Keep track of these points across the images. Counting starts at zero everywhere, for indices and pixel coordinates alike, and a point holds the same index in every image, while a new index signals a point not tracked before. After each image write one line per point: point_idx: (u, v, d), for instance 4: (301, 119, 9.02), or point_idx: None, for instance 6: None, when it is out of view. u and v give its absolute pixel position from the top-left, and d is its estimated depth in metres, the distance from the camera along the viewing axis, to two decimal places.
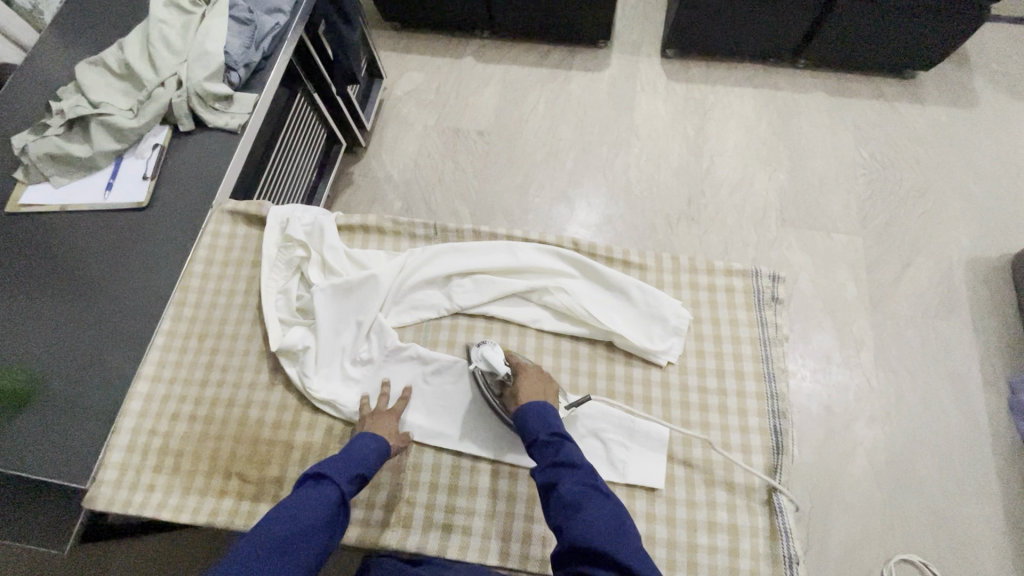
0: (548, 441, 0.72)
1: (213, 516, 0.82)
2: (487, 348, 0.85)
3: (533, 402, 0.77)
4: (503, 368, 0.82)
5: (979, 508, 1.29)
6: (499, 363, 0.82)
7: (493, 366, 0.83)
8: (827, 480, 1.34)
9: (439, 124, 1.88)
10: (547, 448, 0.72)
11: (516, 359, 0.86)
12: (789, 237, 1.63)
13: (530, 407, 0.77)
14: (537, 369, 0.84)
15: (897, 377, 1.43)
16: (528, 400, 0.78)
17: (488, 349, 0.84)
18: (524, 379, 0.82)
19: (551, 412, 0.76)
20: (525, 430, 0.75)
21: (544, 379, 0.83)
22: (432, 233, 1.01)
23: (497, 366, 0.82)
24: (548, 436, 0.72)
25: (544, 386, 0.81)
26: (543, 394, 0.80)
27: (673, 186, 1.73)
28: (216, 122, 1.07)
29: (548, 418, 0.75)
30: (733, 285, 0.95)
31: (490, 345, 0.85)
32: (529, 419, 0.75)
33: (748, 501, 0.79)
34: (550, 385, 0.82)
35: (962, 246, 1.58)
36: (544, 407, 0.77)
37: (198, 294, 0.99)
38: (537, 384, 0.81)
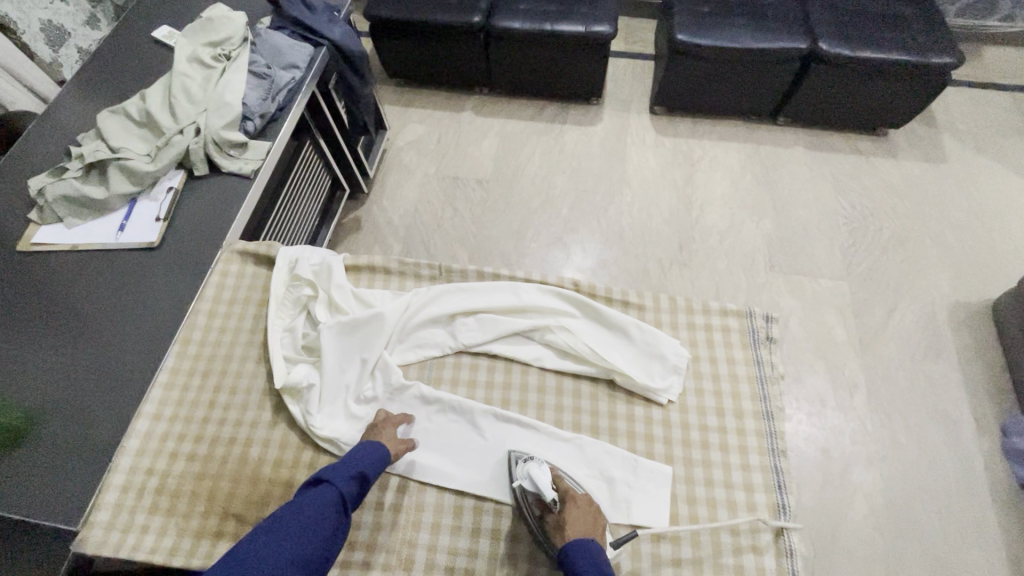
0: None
1: (208, 559, 0.80)
2: (536, 469, 0.79)
3: (583, 542, 0.71)
4: (550, 493, 0.76)
5: (982, 554, 1.28)
6: (548, 488, 0.76)
7: (539, 489, 0.77)
8: (828, 526, 1.32)
9: (439, 172, 1.96)
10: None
11: (562, 481, 0.80)
12: (777, 282, 1.69)
13: (577, 545, 0.71)
14: (586, 499, 0.78)
15: (890, 419, 1.45)
16: (578, 538, 0.72)
17: (538, 471, 0.78)
18: (572, 509, 0.77)
19: (599, 554, 0.71)
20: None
21: (590, 509, 0.78)
22: (437, 273, 1.05)
23: (546, 492, 0.76)
24: None
25: (592, 521, 0.76)
26: (590, 531, 0.74)
27: (664, 233, 1.80)
28: (230, 167, 1.11)
29: (600, 563, 0.69)
30: (728, 324, 0.98)
31: (536, 464, 0.80)
32: (577, 558, 0.69)
33: (753, 541, 0.79)
34: (596, 517, 0.77)
35: (943, 292, 1.65)
36: (594, 547, 0.71)
37: (203, 331, 1.00)
38: (584, 519, 0.76)
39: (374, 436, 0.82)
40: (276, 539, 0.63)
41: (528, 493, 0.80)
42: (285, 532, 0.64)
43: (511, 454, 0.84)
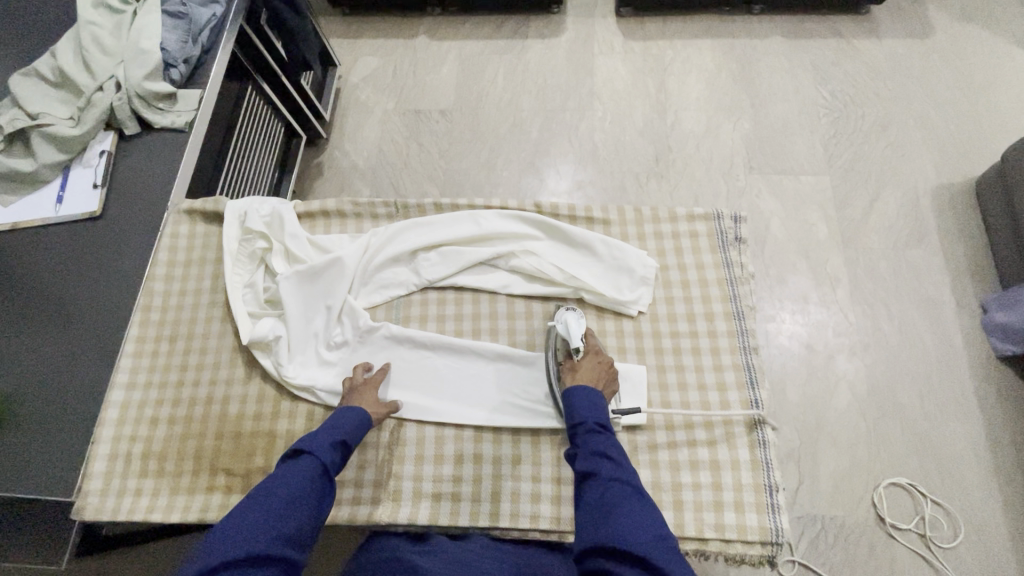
0: (596, 427, 0.72)
1: (204, 512, 0.83)
2: (572, 320, 0.85)
3: (588, 387, 0.77)
4: (576, 340, 0.82)
5: (961, 426, 1.33)
6: (577, 337, 0.83)
7: (569, 334, 0.83)
8: (814, 416, 1.36)
9: (399, 107, 1.85)
10: (594, 434, 0.71)
11: (593, 340, 0.85)
12: (758, 184, 1.64)
13: (581, 390, 0.76)
14: (609, 360, 0.82)
15: (872, 308, 1.46)
16: (582, 383, 0.78)
17: (572, 321, 0.84)
18: (589, 362, 0.82)
19: (601, 401, 0.75)
20: (573, 412, 0.74)
21: (607, 369, 0.81)
22: (394, 211, 1.01)
23: (574, 338, 0.82)
24: (595, 424, 0.72)
25: (603, 376, 0.80)
26: (597, 383, 0.79)
27: (639, 145, 1.72)
28: (162, 122, 1.04)
29: (597, 404, 0.74)
30: (697, 229, 0.96)
31: (574, 315, 0.86)
32: (577, 401, 0.75)
33: (728, 436, 0.82)
34: (609, 377, 0.81)
35: (927, 174, 1.60)
36: (595, 394, 0.76)
37: (164, 297, 0.98)
38: (596, 371, 0.80)
39: (354, 401, 0.80)
40: (256, 518, 0.60)
41: (559, 340, 0.86)
42: (265, 511, 0.61)
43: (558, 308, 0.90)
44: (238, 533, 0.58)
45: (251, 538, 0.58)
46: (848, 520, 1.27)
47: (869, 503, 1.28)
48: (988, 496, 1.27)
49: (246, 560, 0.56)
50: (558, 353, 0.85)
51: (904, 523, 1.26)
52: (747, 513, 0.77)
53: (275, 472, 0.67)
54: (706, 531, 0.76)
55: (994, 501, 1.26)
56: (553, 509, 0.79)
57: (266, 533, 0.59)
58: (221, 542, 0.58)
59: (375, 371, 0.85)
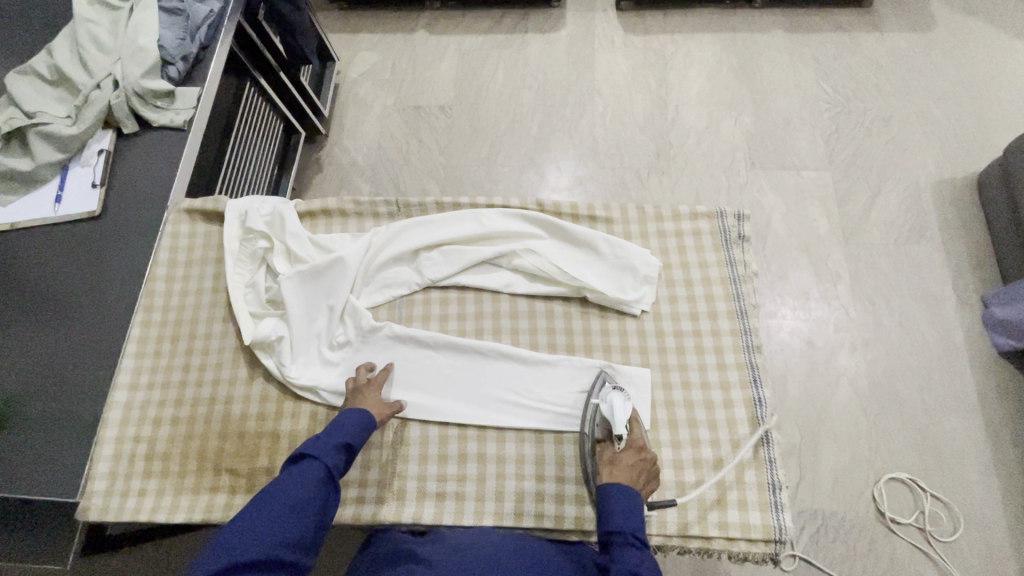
0: (631, 541, 0.65)
1: (208, 512, 0.83)
2: (619, 403, 0.78)
3: (626, 486, 0.70)
4: (620, 428, 0.76)
5: (961, 421, 1.34)
6: (621, 424, 0.76)
7: (612, 419, 0.77)
8: (814, 411, 1.37)
9: (398, 103, 1.84)
10: (629, 549, 0.64)
11: (637, 429, 0.78)
12: (759, 179, 1.63)
13: (619, 490, 0.69)
14: (652, 459, 0.75)
15: (873, 304, 1.46)
16: (620, 480, 0.71)
17: (619, 406, 0.77)
18: (631, 456, 0.75)
19: (638, 507, 0.69)
20: (608, 515, 0.68)
21: (648, 468, 0.75)
22: (396, 210, 1.01)
23: (617, 426, 0.76)
24: (632, 537, 0.65)
25: (643, 475, 0.73)
26: (636, 483, 0.72)
27: (640, 141, 1.72)
28: (161, 120, 1.03)
29: (636, 514, 0.67)
30: (700, 227, 0.96)
31: (621, 398, 0.78)
32: (613, 503, 0.68)
33: (731, 434, 0.82)
34: (649, 477, 0.74)
35: (928, 169, 1.60)
36: (633, 497, 0.69)
37: (165, 297, 0.97)
38: (636, 469, 0.74)
39: (358, 403, 0.80)
40: (257, 524, 0.60)
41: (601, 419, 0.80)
42: (266, 517, 0.61)
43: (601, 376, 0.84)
44: (241, 539, 0.59)
45: (253, 544, 0.58)
46: (849, 515, 1.28)
47: (870, 498, 1.29)
48: (988, 491, 1.27)
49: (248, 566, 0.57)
50: (596, 432, 0.79)
51: (904, 517, 1.26)
52: (750, 511, 0.78)
53: (279, 475, 0.67)
54: (709, 529, 0.76)
55: (994, 495, 1.27)
56: (557, 508, 0.79)
57: (266, 539, 0.59)
58: (224, 547, 0.58)
59: (378, 372, 0.85)
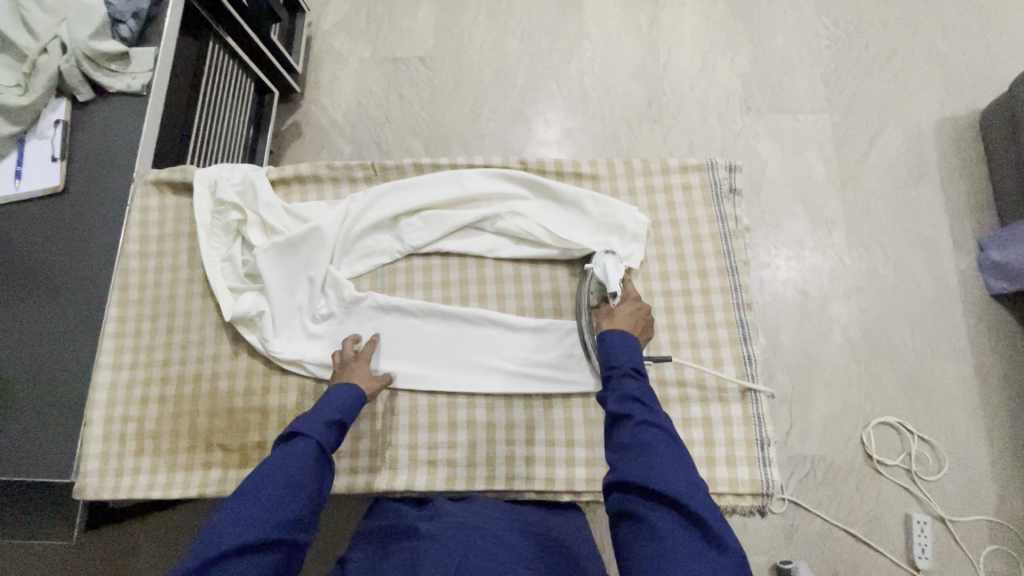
0: (631, 375, 0.67)
1: (203, 487, 0.84)
2: (613, 265, 0.80)
3: (623, 330, 0.73)
4: (614, 284, 0.78)
5: (952, 365, 1.35)
6: (615, 282, 0.78)
7: (607, 278, 0.79)
8: (807, 360, 1.37)
9: (376, 55, 1.74)
10: (628, 380, 0.66)
11: (631, 286, 0.81)
12: (754, 125, 1.57)
13: (617, 337, 0.71)
14: (647, 309, 0.78)
15: (869, 251, 1.44)
16: (619, 327, 0.74)
17: (612, 267, 0.79)
18: (626, 307, 0.78)
19: (638, 348, 0.71)
20: (608, 357, 0.69)
21: (643, 316, 0.78)
22: (372, 173, 0.96)
23: (611, 282, 0.78)
24: (631, 370, 0.67)
25: (640, 323, 0.76)
26: (634, 329, 0.75)
27: (632, 88, 1.63)
28: (116, 86, 0.96)
29: (634, 351, 0.70)
30: (690, 182, 0.92)
31: (613, 258, 0.81)
32: (612, 346, 0.70)
33: (720, 392, 0.82)
34: (645, 325, 0.77)
35: (931, 109, 1.53)
36: (632, 340, 0.71)
37: (140, 274, 0.94)
38: (634, 318, 0.76)
39: (348, 378, 0.79)
40: (256, 505, 0.59)
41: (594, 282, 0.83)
42: (265, 497, 0.60)
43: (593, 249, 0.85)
44: (238, 523, 0.57)
45: (251, 526, 0.57)
46: (838, 460, 1.31)
47: (859, 442, 1.31)
48: (974, 432, 1.30)
49: (250, 548, 0.56)
50: (592, 297, 0.82)
51: (891, 459, 1.30)
52: (738, 466, 0.79)
53: (271, 456, 0.65)
54: None
55: (979, 436, 1.30)
56: (548, 471, 0.80)
57: (268, 520, 0.58)
58: (221, 532, 0.56)
59: (364, 344, 0.83)
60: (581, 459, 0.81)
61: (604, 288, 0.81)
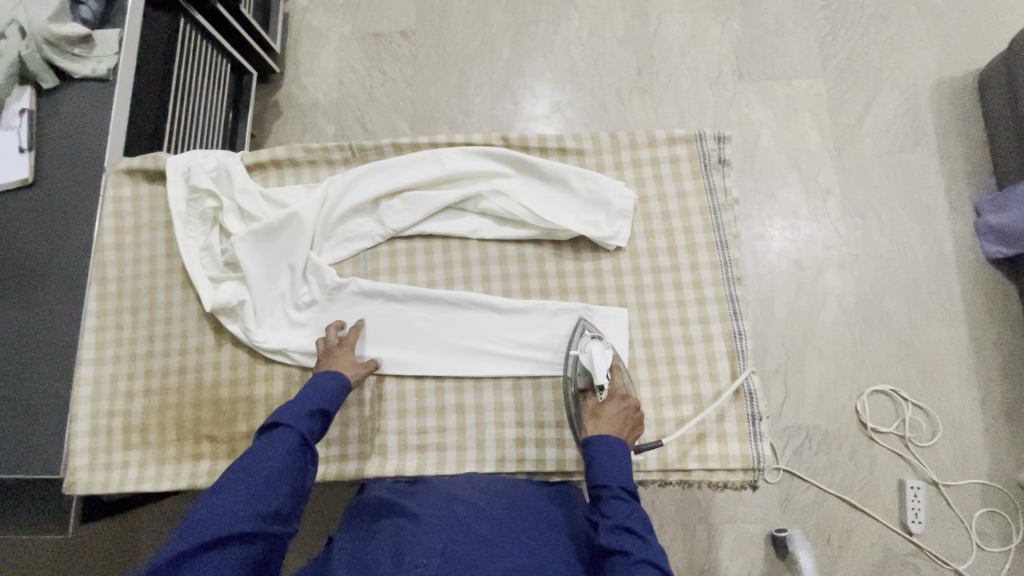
0: (619, 496, 0.64)
1: (193, 478, 0.84)
2: (598, 353, 0.75)
3: (609, 437, 0.69)
4: (601, 378, 0.73)
5: (947, 331, 1.34)
6: (602, 374, 0.73)
7: (593, 368, 0.74)
8: (801, 332, 1.36)
9: (356, 31, 1.68)
10: (620, 502, 0.63)
11: (618, 378, 0.76)
12: (747, 92, 1.52)
13: (603, 447, 0.68)
14: (636, 406, 0.73)
15: (864, 219, 1.42)
16: (604, 433, 0.69)
17: (599, 355, 0.74)
18: (614, 405, 0.73)
19: (626, 457, 0.67)
20: (596, 473, 0.66)
21: (632, 415, 0.73)
22: (350, 155, 0.93)
23: (597, 375, 0.73)
24: (619, 489, 0.64)
25: (628, 424, 0.71)
26: (622, 431, 0.71)
27: (621, 58, 1.58)
28: (82, 72, 0.91)
29: (622, 465, 0.66)
30: (677, 154, 0.90)
31: (600, 347, 0.76)
32: (600, 458, 0.67)
33: (710, 368, 0.81)
34: (634, 425, 0.72)
35: (928, 70, 1.49)
36: (620, 450, 0.67)
37: (118, 266, 0.92)
38: (622, 418, 0.72)
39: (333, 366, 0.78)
40: (237, 497, 0.58)
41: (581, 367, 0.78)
42: (247, 489, 0.59)
43: (579, 325, 0.81)
44: (218, 515, 0.57)
45: (231, 518, 0.56)
46: (832, 429, 1.31)
47: (853, 411, 1.31)
48: (968, 397, 1.30)
49: (231, 540, 0.55)
50: (579, 382, 0.77)
51: (886, 426, 1.30)
52: (729, 442, 0.79)
53: (253, 448, 0.65)
54: (688, 461, 0.78)
55: (973, 401, 1.30)
56: (538, 452, 0.80)
57: (249, 511, 0.58)
58: (202, 524, 0.56)
59: (349, 331, 0.82)
60: (571, 440, 0.80)
61: (590, 376, 0.77)
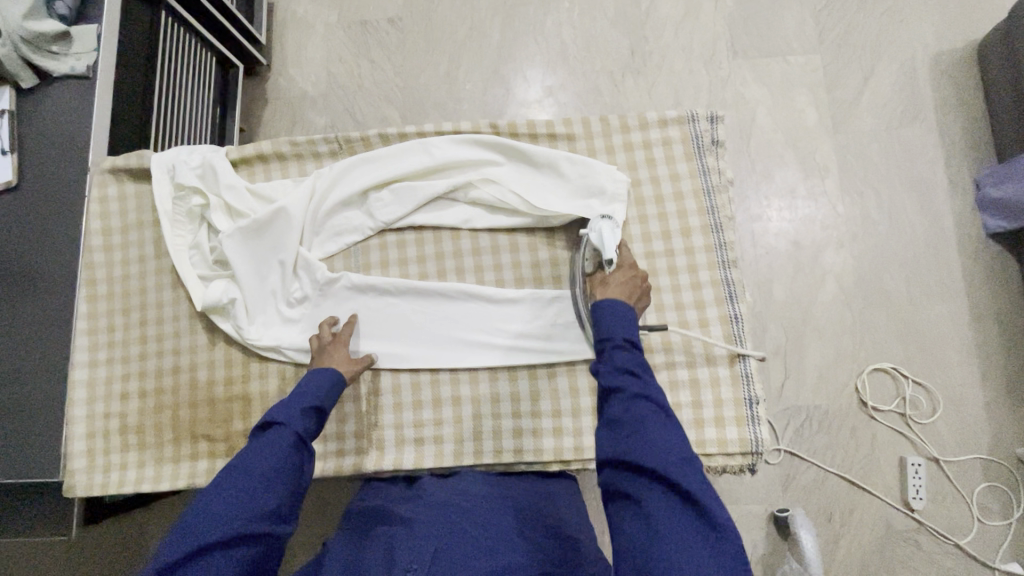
0: (623, 346, 0.65)
1: (192, 478, 0.84)
2: (608, 229, 0.76)
3: (618, 301, 0.70)
4: (609, 250, 0.75)
5: (947, 307, 1.33)
6: (611, 249, 0.75)
7: (602, 244, 0.76)
8: (800, 312, 1.36)
9: (342, 19, 1.64)
10: (621, 351, 0.64)
11: (627, 253, 0.77)
12: (742, 71, 1.50)
13: (610, 307, 0.69)
14: (643, 275, 0.75)
15: (863, 197, 1.40)
16: (612, 297, 0.71)
17: (608, 233, 0.76)
18: (624, 275, 0.75)
19: (633, 320, 0.69)
20: (602, 328, 0.67)
21: (640, 284, 0.75)
22: (337, 147, 0.92)
23: (606, 249, 0.75)
24: (625, 342, 0.65)
25: (635, 291, 0.73)
26: (630, 298, 0.72)
27: (613, 39, 1.55)
28: (62, 70, 0.88)
29: (629, 323, 0.67)
30: (670, 136, 0.88)
31: (608, 224, 0.77)
32: (605, 319, 0.68)
33: (706, 354, 0.81)
34: (641, 292, 0.74)
35: (926, 42, 1.46)
36: (628, 311, 0.69)
37: (107, 268, 0.91)
38: (630, 286, 0.73)
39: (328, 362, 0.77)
40: (233, 497, 0.58)
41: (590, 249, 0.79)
42: (243, 489, 0.59)
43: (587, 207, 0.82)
44: (214, 517, 0.56)
45: (228, 519, 0.56)
46: (833, 409, 1.31)
47: (853, 390, 1.31)
48: (969, 374, 1.30)
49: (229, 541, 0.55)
50: (587, 264, 0.79)
51: (886, 405, 1.30)
52: (727, 427, 0.78)
53: (248, 449, 0.64)
54: None
55: (974, 377, 1.29)
56: (535, 442, 0.80)
57: (246, 513, 0.57)
58: (198, 527, 0.56)
59: (342, 326, 0.81)
60: (568, 429, 0.80)
61: (598, 255, 0.78)
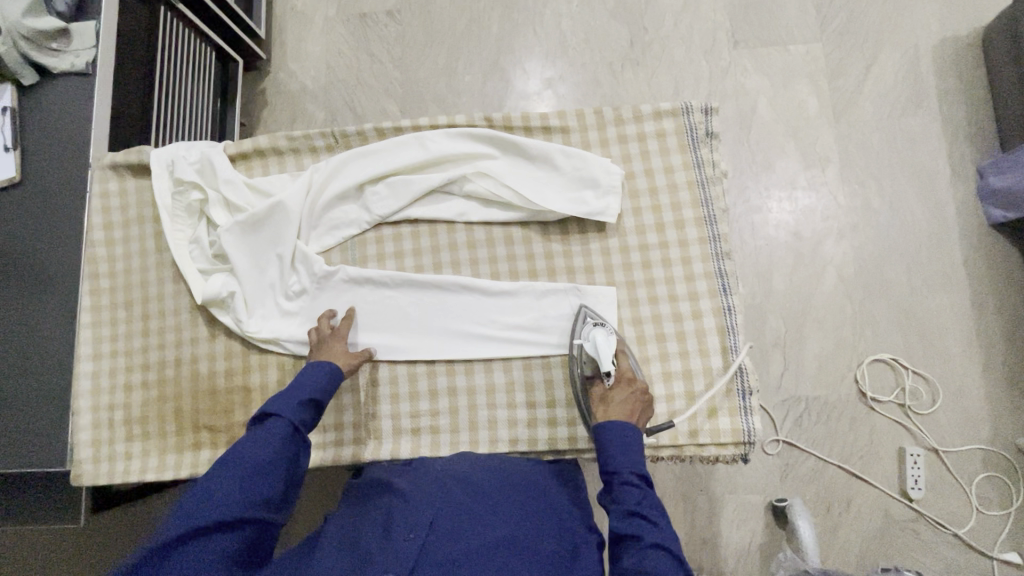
0: (632, 482, 0.64)
1: (195, 467, 0.87)
2: (602, 340, 0.76)
3: (621, 424, 0.69)
4: (607, 364, 0.74)
5: (948, 298, 1.32)
6: (608, 360, 0.74)
7: (599, 356, 0.75)
8: (799, 304, 1.36)
9: (340, 12, 1.64)
10: (630, 489, 0.64)
11: (624, 361, 0.77)
12: (743, 60, 1.49)
13: (615, 435, 0.68)
14: (642, 388, 0.74)
15: (864, 187, 1.39)
16: (615, 419, 0.70)
17: (603, 342, 0.76)
18: (621, 389, 0.74)
19: (638, 443, 0.68)
20: (608, 460, 0.67)
21: (641, 399, 0.74)
22: (334, 141, 0.92)
23: (603, 361, 0.74)
24: (632, 477, 0.65)
25: (636, 408, 0.72)
26: (631, 416, 0.71)
27: (612, 30, 1.54)
28: (61, 66, 0.89)
29: (634, 452, 0.67)
30: (664, 128, 0.88)
31: (602, 330, 0.77)
32: (611, 447, 0.67)
33: (700, 345, 0.81)
34: (643, 408, 0.73)
35: (929, 29, 1.44)
36: (632, 437, 0.68)
37: (109, 262, 0.92)
38: (630, 403, 0.73)
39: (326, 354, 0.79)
40: (228, 484, 0.59)
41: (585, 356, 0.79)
42: (238, 476, 0.60)
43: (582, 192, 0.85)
44: (209, 503, 0.57)
45: (223, 506, 0.57)
46: (832, 400, 1.31)
47: (852, 381, 1.31)
48: (969, 364, 1.29)
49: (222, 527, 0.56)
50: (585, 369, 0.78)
51: (886, 395, 1.30)
52: (720, 417, 0.79)
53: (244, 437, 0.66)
54: (679, 437, 0.79)
55: (974, 368, 1.29)
56: (530, 432, 0.81)
57: (242, 499, 0.59)
58: (193, 511, 0.57)
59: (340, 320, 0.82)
60: (563, 420, 0.81)
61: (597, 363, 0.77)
